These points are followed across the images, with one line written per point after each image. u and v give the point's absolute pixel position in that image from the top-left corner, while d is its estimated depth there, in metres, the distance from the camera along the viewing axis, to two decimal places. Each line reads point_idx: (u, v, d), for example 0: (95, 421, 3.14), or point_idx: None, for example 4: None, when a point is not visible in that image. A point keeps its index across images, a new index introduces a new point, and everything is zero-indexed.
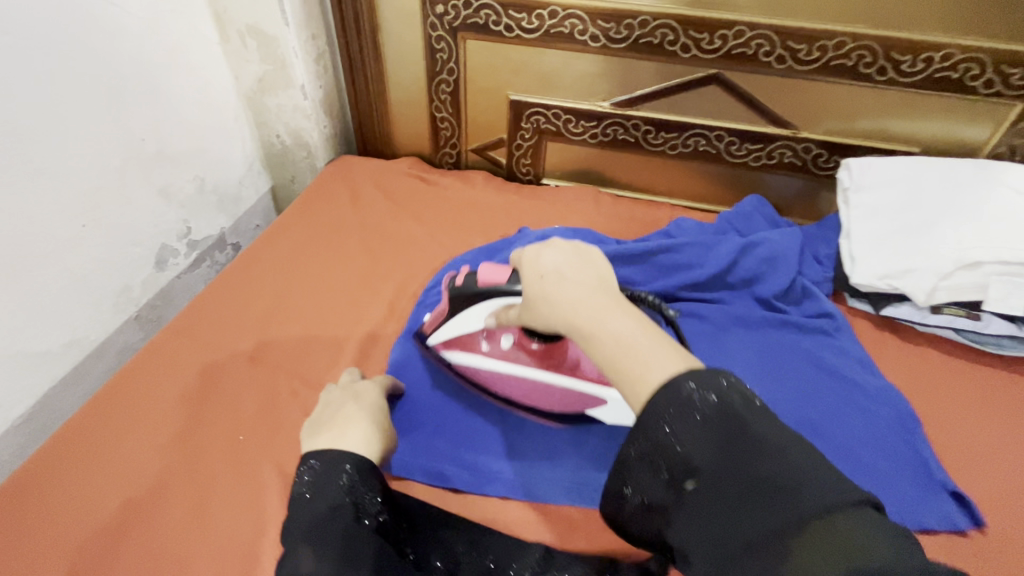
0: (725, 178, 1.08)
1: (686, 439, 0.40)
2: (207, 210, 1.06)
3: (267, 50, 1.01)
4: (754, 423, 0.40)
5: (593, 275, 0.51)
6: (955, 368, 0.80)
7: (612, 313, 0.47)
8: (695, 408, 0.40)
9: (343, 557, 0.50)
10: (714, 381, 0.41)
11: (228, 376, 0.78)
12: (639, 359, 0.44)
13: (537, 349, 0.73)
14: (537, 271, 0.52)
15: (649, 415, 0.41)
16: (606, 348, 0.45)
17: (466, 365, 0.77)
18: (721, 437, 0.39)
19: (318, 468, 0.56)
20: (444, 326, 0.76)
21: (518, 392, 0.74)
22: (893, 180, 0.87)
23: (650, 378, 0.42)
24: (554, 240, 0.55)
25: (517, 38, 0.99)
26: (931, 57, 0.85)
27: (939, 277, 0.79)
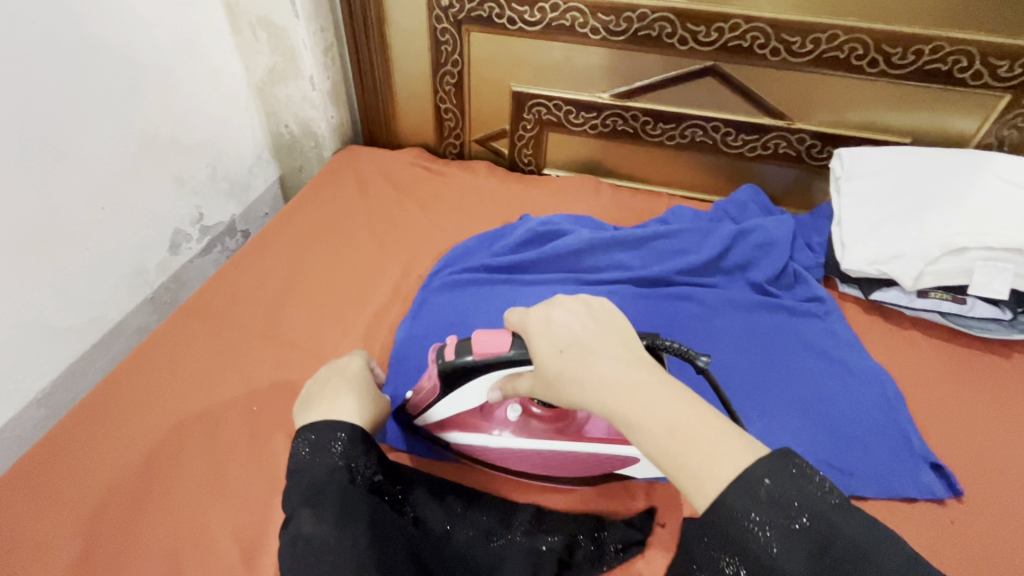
0: (721, 168, 1.11)
1: (774, 543, 0.37)
2: (219, 196, 1.10)
3: (277, 41, 1.05)
4: (843, 523, 0.38)
5: (618, 344, 0.48)
6: (940, 350, 0.83)
7: (654, 394, 0.44)
8: (779, 506, 0.38)
9: (342, 513, 0.53)
10: (793, 475, 0.39)
11: (241, 354, 0.82)
12: (703, 452, 0.41)
13: (547, 413, 0.65)
14: (556, 344, 0.49)
15: (730, 516, 0.39)
16: (658, 439, 0.43)
17: (470, 444, 0.68)
18: (809, 542, 0.37)
19: (313, 439, 0.60)
20: (437, 405, 0.65)
21: (538, 465, 0.66)
22: (880, 171, 0.90)
23: (717, 475, 0.40)
24: (563, 300, 0.51)
25: (520, 30, 1.02)
26: (921, 49, 0.88)
27: (926, 262, 0.82)
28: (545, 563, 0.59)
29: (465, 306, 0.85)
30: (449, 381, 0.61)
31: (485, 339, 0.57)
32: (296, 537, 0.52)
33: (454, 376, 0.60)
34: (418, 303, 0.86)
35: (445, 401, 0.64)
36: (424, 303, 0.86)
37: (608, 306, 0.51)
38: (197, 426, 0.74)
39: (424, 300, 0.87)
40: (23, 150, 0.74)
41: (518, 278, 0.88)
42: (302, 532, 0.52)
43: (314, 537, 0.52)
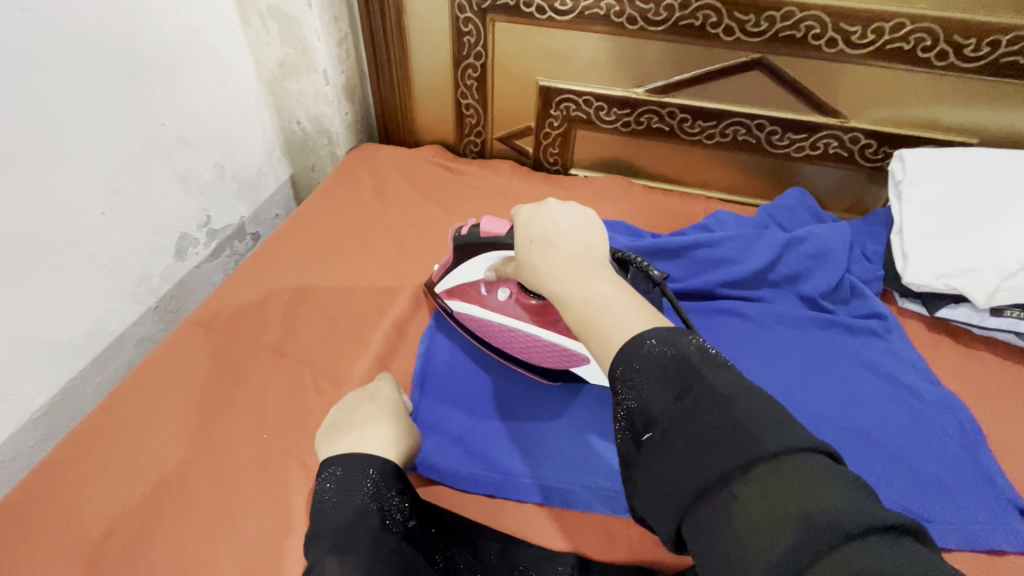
0: (763, 169, 1.03)
1: (644, 389, 0.39)
2: (228, 198, 1.04)
3: (289, 33, 0.98)
4: (715, 375, 0.38)
5: (580, 242, 0.51)
6: (1016, 375, 0.75)
7: (590, 275, 0.47)
8: (656, 357, 0.39)
9: (372, 564, 0.47)
10: (678, 336, 0.40)
11: (250, 371, 0.76)
12: (608, 319, 0.44)
13: (535, 304, 0.71)
14: (527, 234, 0.53)
15: (614, 366, 0.41)
16: (582, 311, 0.45)
17: (462, 313, 0.76)
18: (676, 386, 0.38)
19: (340, 475, 0.53)
20: (449, 275, 0.76)
21: (505, 342, 0.73)
22: (951, 173, 0.82)
23: (618, 338, 0.42)
24: (553, 202, 0.55)
25: (550, 20, 0.95)
26: (998, 40, 0.79)
27: (1002, 277, 0.74)
28: None
29: None
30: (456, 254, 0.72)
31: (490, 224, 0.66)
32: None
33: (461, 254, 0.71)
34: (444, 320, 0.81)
35: (454, 274, 0.75)
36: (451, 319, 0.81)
37: (592, 219, 0.54)
38: (204, 451, 0.68)
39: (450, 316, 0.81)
40: (20, 150, 0.69)
41: None
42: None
43: None
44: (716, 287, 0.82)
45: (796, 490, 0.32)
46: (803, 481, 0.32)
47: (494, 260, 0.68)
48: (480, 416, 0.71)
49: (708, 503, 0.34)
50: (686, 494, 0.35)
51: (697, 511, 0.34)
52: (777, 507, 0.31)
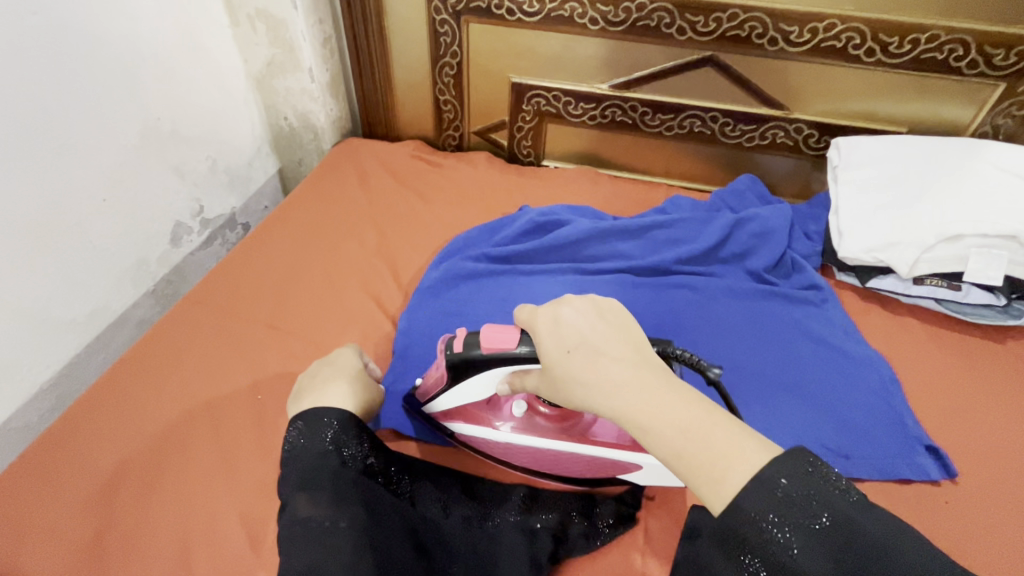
0: (719, 159, 1.12)
1: (799, 552, 0.37)
2: (219, 189, 1.10)
3: (275, 33, 1.05)
4: (865, 521, 0.37)
5: (624, 342, 0.49)
6: (934, 336, 0.85)
7: (656, 392, 0.45)
8: (794, 503, 0.38)
9: (335, 494, 0.54)
10: (807, 474, 0.39)
11: (244, 344, 0.82)
12: (709, 449, 0.42)
13: (553, 412, 0.67)
14: (563, 345, 0.50)
15: (747, 518, 0.38)
16: (661, 436, 0.44)
17: (476, 439, 0.70)
18: (833, 547, 0.37)
19: (303, 429, 0.59)
20: (444, 397, 0.67)
21: (541, 462, 0.68)
22: (876, 160, 0.91)
23: (731, 479, 0.40)
24: (571, 301, 0.52)
25: (519, 22, 1.02)
26: (917, 39, 0.88)
27: (922, 250, 0.83)
28: (540, 539, 0.61)
29: (460, 299, 0.85)
30: (453, 372, 0.63)
31: (492, 333, 0.58)
32: (292, 521, 0.52)
33: (459, 369, 0.62)
34: (419, 296, 0.86)
35: (452, 391, 0.66)
36: (427, 294, 0.86)
37: (614, 306, 0.53)
38: (203, 415, 0.75)
39: (426, 292, 0.86)
40: (28, 142, 0.75)
41: (517, 267, 0.89)
42: (296, 515, 0.52)
43: (310, 519, 0.52)
44: (671, 263, 0.90)
45: None
46: None
47: (504, 373, 0.61)
48: None
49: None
50: None
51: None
52: None
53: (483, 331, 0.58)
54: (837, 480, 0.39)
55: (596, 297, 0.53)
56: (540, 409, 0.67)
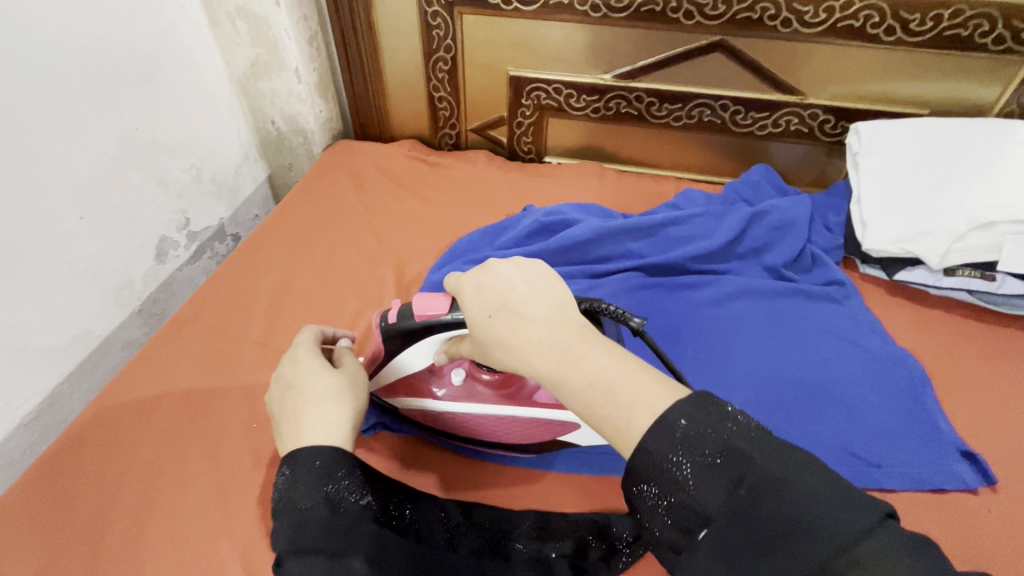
0: (729, 148, 1.07)
1: (692, 488, 0.37)
2: (206, 200, 1.04)
3: (259, 33, 1.00)
4: (757, 450, 0.37)
5: (543, 299, 0.46)
6: (966, 330, 0.81)
7: (578, 350, 0.43)
8: (692, 442, 0.37)
9: (331, 551, 0.48)
10: (706, 411, 0.39)
11: (237, 365, 0.77)
12: (621, 405, 0.40)
13: (493, 379, 0.65)
14: (483, 309, 0.47)
15: (649, 459, 0.38)
16: (582, 396, 0.42)
17: (415, 409, 0.68)
18: (726, 479, 0.36)
19: (289, 475, 0.51)
20: (383, 370, 0.66)
21: (476, 429, 0.66)
22: (900, 145, 0.87)
23: (639, 426, 0.39)
24: (494, 263, 0.49)
25: (515, 11, 0.97)
26: (940, 14, 0.83)
27: (954, 239, 0.79)
28: (557, 571, 0.58)
29: None
30: (389, 344, 0.62)
31: (423, 302, 0.58)
32: None
33: (396, 340, 0.62)
34: None
35: (392, 365, 0.65)
36: None
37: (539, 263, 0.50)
38: (196, 443, 0.70)
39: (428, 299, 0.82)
40: None
41: None
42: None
43: None
44: (685, 261, 0.86)
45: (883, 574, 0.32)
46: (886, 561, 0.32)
47: (440, 342, 0.60)
48: None
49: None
50: None
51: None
52: None
53: (414, 301, 0.58)
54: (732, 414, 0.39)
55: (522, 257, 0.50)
56: (482, 376, 0.65)
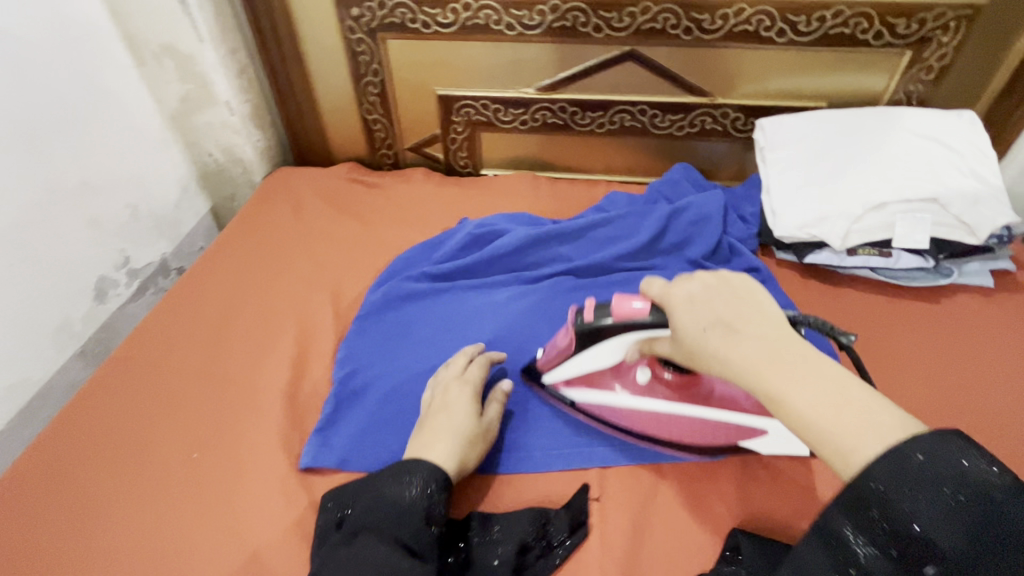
0: (653, 149, 1.12)
1: (923, 521, 0.35)
2: (146, 236, 1.06)
3: (186, 69, 1.02)
4: (1017, 509, 0.33)
5: (757, 315, 0.46)
6: (871, 304, 0.87)
7: (800, 368, 0.42)
8: (927, 480, 0.35)
9: (413, 547, 0.53)
10: (957, 452, 0.35)
11: (170, 395, 0.76)
12: (848, 429, 0.39)
13: (676, 380, 0.64)
14: (700, 322, 0.47)
15: (873, 485, 0.36)
16: (802, 416, 0.41)
17: (594, 406, 0.68)
18: (967, 524, 0.34)
19: (415, 481, 0.57)
20: (566, 365, 0.66)
21: (654, 428, 0.66)
22: (800, 137, 0.93)
23: (864, 453, 0.38)
24: (704, 276, 0.50)
25: (435, 34, 1.00)
26: (823, 15, 0.90)
27: (851, 222, 0.85)
28: None
29: (403, 319, 0.83)
30: (580, 341, 0.63)
31: (622, 303, 0.58)
32: (367, 551, 0.51)
33: (589, 337, 0.62)
34: (358, 324, 0.82)
35: (575, 360, 0.65)
36: (367, 321, 0.83)
37: (739, 278, 0.50)
38: (132, 476, 0.68)
39: (367, 318, 0.83)
40: None
41: (457, 284, 0.87)
42: (373, 550, 0.51)
43: (387, 555, 0.51)
44: (615, 260, 0.89)
45: None
46: None
47: (631, 343, 0.60)
48: (397, 404, 0.72)
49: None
50: None
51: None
52: None
53: (613, 303, 0.58)
54: (999, 468, 0.35)
55: (726, 272, 0.50)
56: (663, 376, 0.65)
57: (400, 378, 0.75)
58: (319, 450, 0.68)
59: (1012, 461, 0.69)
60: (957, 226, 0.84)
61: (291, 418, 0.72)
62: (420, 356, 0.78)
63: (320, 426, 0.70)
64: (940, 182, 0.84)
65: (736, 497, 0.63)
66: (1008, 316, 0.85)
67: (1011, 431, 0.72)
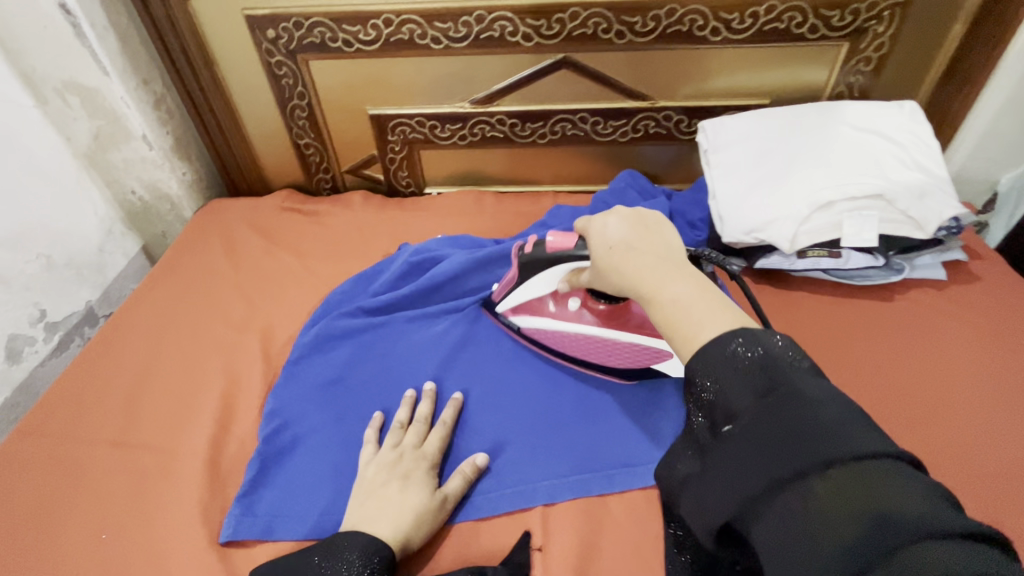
0: (599, 156, 1.09)
1: (725, 385, 0.36)
2: (64, 286, 0.98)
3: (93, 104, 0.95)
4: (805, 380, 0.35)
5: (655, 240, 0.51)
6: (824, 306, 0.85)
7: (673, 274, 0.46)
8: (736, 359, 0.37)
9: None
10: (767, 336, 0.38)
11: (82, 467, 0.70)
12: (694, 317, 0.42)
13: (605, 308, 0.70)
14: (608, 243, 0.52)
15: (703, 360, 0.38)
16: (664, 310, 0.44)
17: (535, 329, 0.75)
18: (761, 386, 0.35)
19: (356, 563, 0.52)
20: (513, 293, 0.75)
21: (584, 351, 0.73)
22: (742, 138, 0.90)
23: (703, 336, 0.40)
24: (622, 211, 0.55)
25: (359, 51, 0.95)
26: (756, 12, 0.87)
27: (799, 223, 0.81)
28: None
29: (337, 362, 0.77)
30: (522, 270, 0.71)
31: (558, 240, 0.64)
32: None
33: (528, 268, 0.70)
34: (288, 369, 0.77)
35: (521, 288, 0.74)
36: (298, 365, 0.77)
37: (653, 218, 0.54)
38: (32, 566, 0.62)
39: (298, 362, 0.78)
40: None
41: (396, 316, 0.82)
42: None
43: None
44: None
45: (871, 495, 0.29)
46: (878, 486, 0.29)
47: (563, 271, 0.67)
48: (329, 461, 0.67)
49: (778, 497, 0.31)
50: (754, 486, 0.32)
51: (761, 505, 0.32)
52: (851, 509, 0.29)
53: (547, 236, 0.64)
54: (803, 355, 0.37)
55: (648, 213, 0.55)
56: (593, 304, 0.71)
57: (333, 430, 0.70)
58: (240, 518, 0.63)
59: (974, 465, 0.66)
60: (906, 222, 0.81)
61: (214, 484, 0.67)
62: (353, 402, 0.73)
63: (242, 491, 0.65)
64: (884, 177, 0.82)
65: None
66: (962, 310, 0.83)
67: (971, 430, 0.70)
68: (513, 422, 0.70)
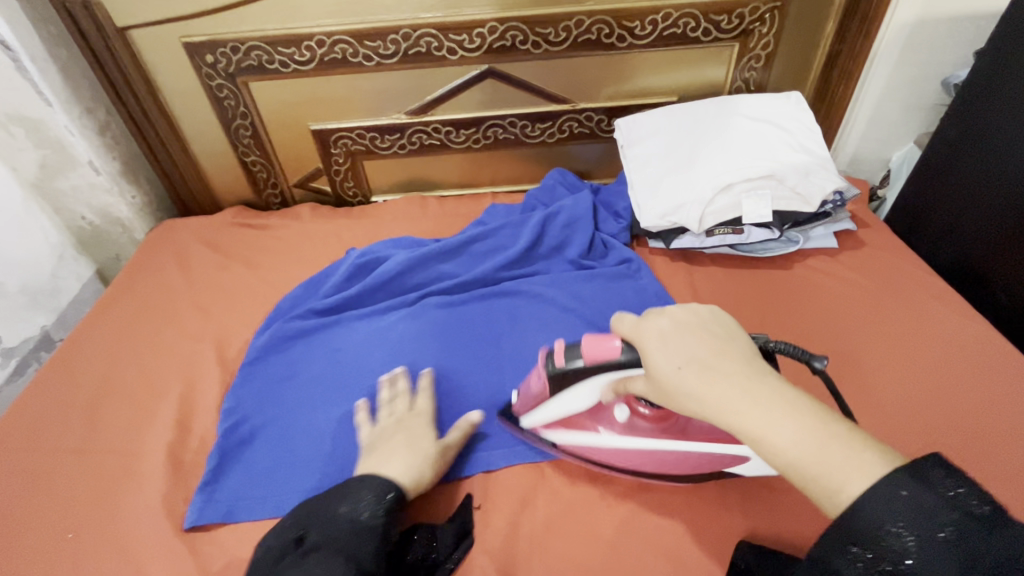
0: (532, 157, 1.17)
1: (910, 550, 0.36)
2: (17, 313, 1.00)
3: (38, 135, 0.98)
4: (998, 543, 0.35)
5: (729, 354, 0.48)
6: (733, 278, 0.95)
7: (773, 406, 0.45)
8: (911, 516, 0.37)
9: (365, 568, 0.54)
10: (930, 476, 0.38)
11: (44, 479, 0.73)
12: (835, 468, 0.41)
13: (654, 414, 0.62)
14: (674, 361, 0.48)
15: (867, 520, 0.38)
16: (782, 453, 0.44)
17: (575, 445, 0.67)
18: (952, 556, 0.35)
19: (371, 500, 0.58)
20: (543, 409, 0.65)
21: (639, 463, 0.64)
22: (652, 133, 1.00)
23: (851, 490, 0.40)
24: (670, 316, 0.51)
25: (296, 71, 1.01)
26: (655, 19, 0.97)
27: (704, 205, 0.91)
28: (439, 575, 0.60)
29: (290, 360, 0.83)
30: (554, 386, 0.62)
31: (593, 345, 0.57)
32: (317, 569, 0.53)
33: (561, 380, 0.61)
34: (243, 372, 0.82)
35: (553, 403, 0.64)
36: (254, 366, 0.83)
37: (710, 319, 0.51)
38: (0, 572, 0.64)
39: (254, 363, 0.83)
40: None
41: (346, 315, 0.89)
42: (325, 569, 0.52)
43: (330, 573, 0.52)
44: (495, 271, 0.93)
45: None
46: None
47: (604, 381, 0.59)
48: (286, 449, 0.73)
49: None
50: None
51: None
52: None
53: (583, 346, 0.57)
54: (979, 501, 0.37)
55: (694, 310, 0.52)
56: (640, 410, 0.62)
57: (289, 420, 0.76)
58: (203, 506, 0.68)
59: (857, 401, 0.76)
60: (794, 197, 0.92)
61: (176, 480, 0.72)
62: (305, 394, 0.79)
63: (204, 481, 0.70)
64: (774, 160, 0.92)
65: (608, 484, 0.68)
66: (849, 272, 0.94)
67: (857, 374, 0.80)
68: (454, 399, 0.77)
